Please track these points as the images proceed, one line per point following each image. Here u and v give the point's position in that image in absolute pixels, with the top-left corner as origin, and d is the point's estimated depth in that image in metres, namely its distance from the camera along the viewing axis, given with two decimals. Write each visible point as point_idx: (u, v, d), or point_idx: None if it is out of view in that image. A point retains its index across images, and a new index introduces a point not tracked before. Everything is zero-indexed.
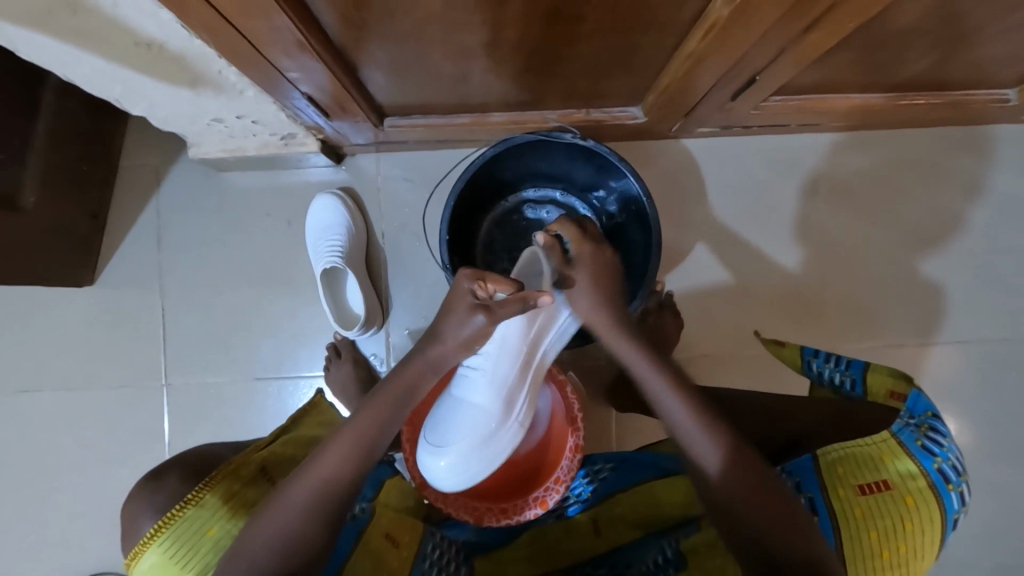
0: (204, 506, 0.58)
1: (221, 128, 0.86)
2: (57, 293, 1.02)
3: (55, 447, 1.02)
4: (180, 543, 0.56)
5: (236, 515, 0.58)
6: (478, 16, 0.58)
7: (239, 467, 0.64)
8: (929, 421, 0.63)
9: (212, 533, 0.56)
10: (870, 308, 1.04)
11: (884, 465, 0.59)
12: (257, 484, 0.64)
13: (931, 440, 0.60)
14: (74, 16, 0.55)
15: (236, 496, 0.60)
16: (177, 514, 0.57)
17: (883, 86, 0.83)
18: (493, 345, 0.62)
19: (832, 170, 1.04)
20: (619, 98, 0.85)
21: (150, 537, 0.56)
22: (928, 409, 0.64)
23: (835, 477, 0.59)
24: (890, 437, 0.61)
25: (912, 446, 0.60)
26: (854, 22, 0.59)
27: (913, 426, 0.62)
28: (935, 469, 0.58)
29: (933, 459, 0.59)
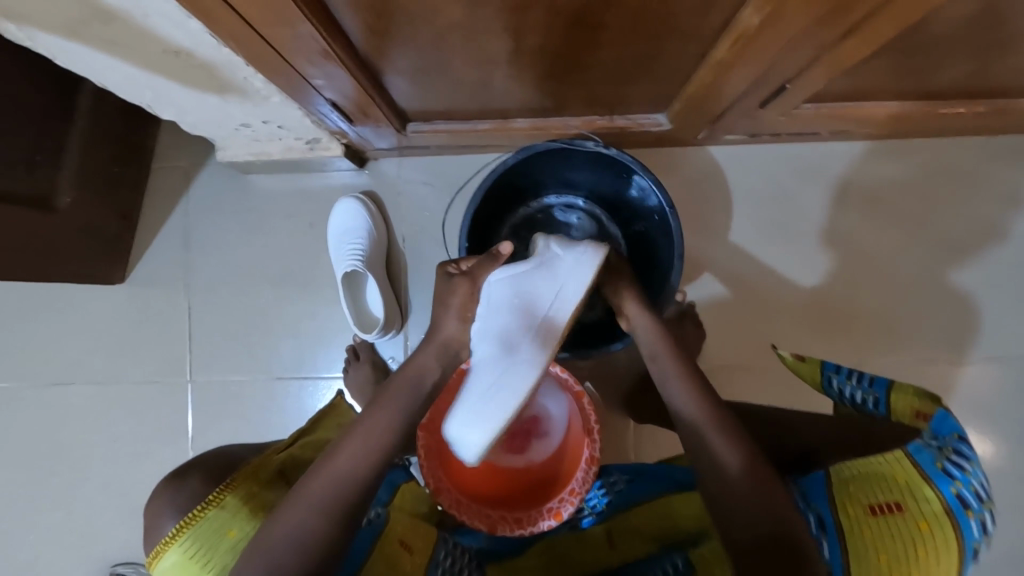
0: (224, 506, 0.58)
1: (247, 132, 0.87)
2: (90, 290, 1.06)
3: (85, 439, 1.05)
4: (200, 542, 0.56)
5: (254, 516, 0.58)
6: (501, 24, 0.58)
7: (258, 470, 0.64)
8: (954, 444, 0.56)
9: (231, 533, 0.56)
10: (902, 323, 1.00)
11: (897, 487, 0.55)
12: (276, 487, 0.64)
13: (953, 462, 0.55)
14: (107, 26, 0.57)
15: (256, 498, 0.60)
16: (198, 514, 0.57)
17: (920, 94, 0.80)
18: (483, 306, 0.59)
19: (865, 179, 1.01)
20: (644, 105, 0.83)
21: (173, 536, 0.57)
22: (955, 432, 0.57)
23: (844, 496, 0.56)
24: (905, 457, 0.56)
25: (928, 468, 0.55)
26: (893, 29, 0.57)
27: (934, 447, 0.56)
28: (954, 494, 0.53)
29: (951, 483, 0.54)
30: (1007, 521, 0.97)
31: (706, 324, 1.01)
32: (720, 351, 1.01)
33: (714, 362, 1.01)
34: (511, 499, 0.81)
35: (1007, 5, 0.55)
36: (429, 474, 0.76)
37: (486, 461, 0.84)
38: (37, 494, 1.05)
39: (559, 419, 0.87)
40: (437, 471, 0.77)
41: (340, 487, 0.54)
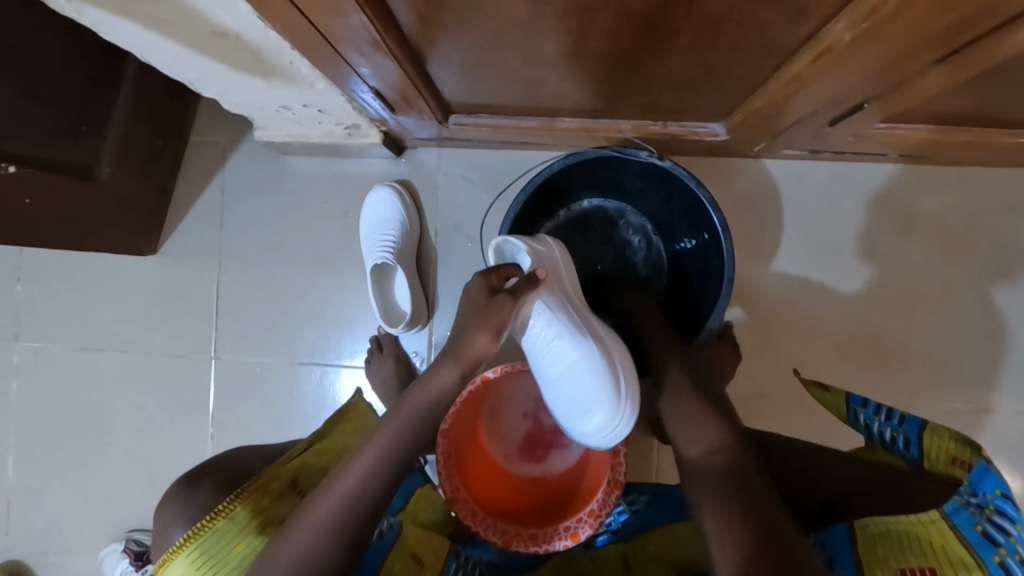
0: (233, 519, 0.53)
1: (288, 115, 0.85)
2: (124, 259, 1.06)
3: (112, 405, 1.06)
4: (206, 557, 0.51)
5: (264, 532, 0.54)
6: (564, 24, 0.53)
7: (270, 479, 0.58)
8: (996, 502, 0.48)
9: (240, 549, 0.52)
10: (955, 364, 0.93)
11: (933, 553, 0.48)
12: (288, 499, 0.59)
13: (996, 526, 0.47)
14: (155, 4, 0.54)
15: (266, 510, 0.56)
16: (204, 527, 0.52)
17: (1009, 123, 0.73)
18: (539, 319, 0.61)
19: (930, 207, 0.94)
20: (702, 114, 0.78)
21: (176, 548, 0.52)
22: (997, 489, 0.49)
23: (872, 561, 0.50)
24: (940, 518, 0.49)
25: (967, 531, 0.47)
26: (1003, 57, 0.51)
27: (973, 508, 0.48)
28: (996, 564, 0.46)
29: (994, 549, 0.46)
30: None
31: (742, 347, 0.96)
32: (755, 376, 0.96)
33: (748, 386, 0.96)
34: (527, 516, 0.79)
35: None
36: (447, 482, 0.75)
37: (505, 469, 0.85)
38: (64, 454, 1.07)
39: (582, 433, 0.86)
40: (456, 479, 0.76)
41: (360, 499, 0.53)
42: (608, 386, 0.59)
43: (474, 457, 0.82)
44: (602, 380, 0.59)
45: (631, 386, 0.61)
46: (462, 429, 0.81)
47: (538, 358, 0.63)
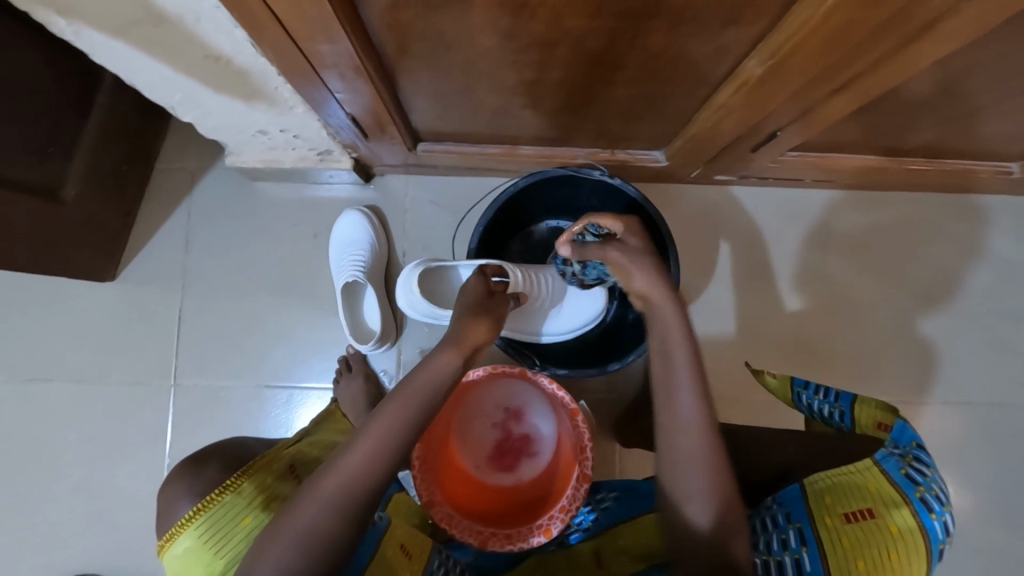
0: (240, 494, 0.62)
1: (263, 140, 0.90)
2: (79, 286, 1.04)
3: (58, 439, 1.01)
4: (213, 529, 0.59)
5: (268, 507, 0.62)
6: (527, 57, 0.62)
7: (271, 461, 0.68)
8: (913, 452, 0.59)
9: (246, 521, 0.60)
10: (873, 361, 1.06)
11: (869, 494, 0.57)
12: (287, 480, 0.68)
13: (915, 469, 0.58)
14: (156, 28, 0.60)
15: (268, 488, 0.64)
16: (214, 500, 0.61)
17: (893, 151, 0.88)
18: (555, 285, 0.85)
19: (841, 225, 1.08)
20: (645, 142, 0.89)
21: (187, 521, 0.60)
22: (914, 440, 0.60)
23: (821, 507, 0.58)
24: (873, 465, 0.59)
25: (895, 474, 0.57)
26: (876, 91, 0.63)
27: (897, 455, 0.59)
28: (918, 498, 0.56)
29: (916, 487, 0.56)
30: (967, 559, 1.01)
31: None
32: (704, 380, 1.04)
33: None
34: (502, 518, 0.80)
35: (975, 79, 0.62)
36: (422, 487, 0.76)
37: (476, 479, 0.86)
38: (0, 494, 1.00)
39: (548, 437, 0.88)
40: (431, 485, 0.77)
41: (347, 485, 0.55)
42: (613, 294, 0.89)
43: (446, 466, 0.83)
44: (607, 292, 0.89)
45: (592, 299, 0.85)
46: (435, 437, 0.82)
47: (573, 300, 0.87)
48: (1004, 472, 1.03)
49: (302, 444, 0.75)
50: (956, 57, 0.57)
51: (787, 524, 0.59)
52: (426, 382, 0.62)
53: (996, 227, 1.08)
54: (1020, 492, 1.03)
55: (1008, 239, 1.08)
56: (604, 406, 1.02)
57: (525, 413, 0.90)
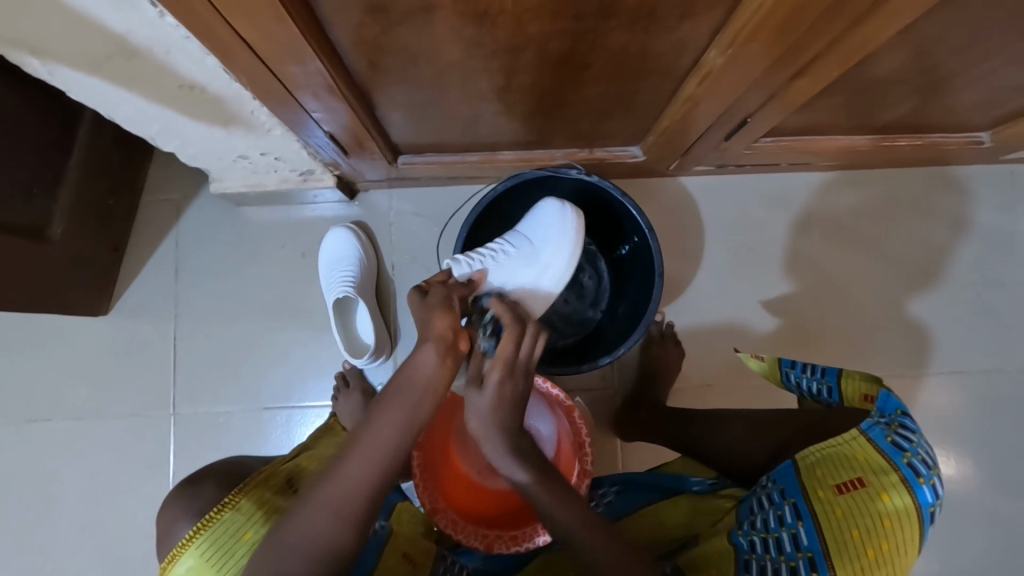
0: (239, 510, 0.63)
1: (245, 164, 0.91)
2: (72, 323, 1.05)
3: (59, 476, 1.01)
4: (214, 545, 0.60)
5: (268, 519, 0.62)
6: (494, 64, 0.63)
7: (268, 477, 0.69)
8: (899, 419, 0.61)
9: (246, 536, 0.60)
10: (863, 338, 1.07)
11: (858, 463, 0.58)
12: (286, 493, 0.69)
13: (901, 436, 0.59)
14: (129, 62, 0.62)
15: (267, 502, 0.65)
16: (214, 517, 0.62)
17: (863, 129, 0.89)
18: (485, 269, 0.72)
19: (822, 206, 1.09)
20: (621, 139, 0.90)
21: (188, 541, 0.61)
22: (898, 408, 0.62)
23: (812, 480, 0.59)
24: (859, 435, 0.60)
25: (882, 442, 0.59)
26: (837, 71, 0.65)
27: (883, 423, 0.60)
28: (905, 464, 0.57)
29: (902, 454, 0.58)
30: (971, 527, 1.02)
31: (685, 344, 1.06)
32: (699, 369, 1.05)
33: (694, 380, 1.05)
34: (507, 519, 0.81)
35: (929, 53, 0.64)
36: (425, 494, 0.78)
37: (478, 484, 0.85)
38: (6, 536, 1.00)
39: None
40: (434, 490, 0.79)
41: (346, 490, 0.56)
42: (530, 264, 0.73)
43: (446, 473, 0.84)
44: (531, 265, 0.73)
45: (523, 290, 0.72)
46: (434, 445, 0.84)
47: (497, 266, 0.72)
48: (1000, 438, 1.04)
49: (300, 459, 0.78)
50: (910, 32, 0.58)
51: (781, 500, 0.60)
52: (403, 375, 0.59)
53: (973, 196, 1.09)
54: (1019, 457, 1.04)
55: (987, 207, 1.09)
56: (602, 402, 1.03)
57: None
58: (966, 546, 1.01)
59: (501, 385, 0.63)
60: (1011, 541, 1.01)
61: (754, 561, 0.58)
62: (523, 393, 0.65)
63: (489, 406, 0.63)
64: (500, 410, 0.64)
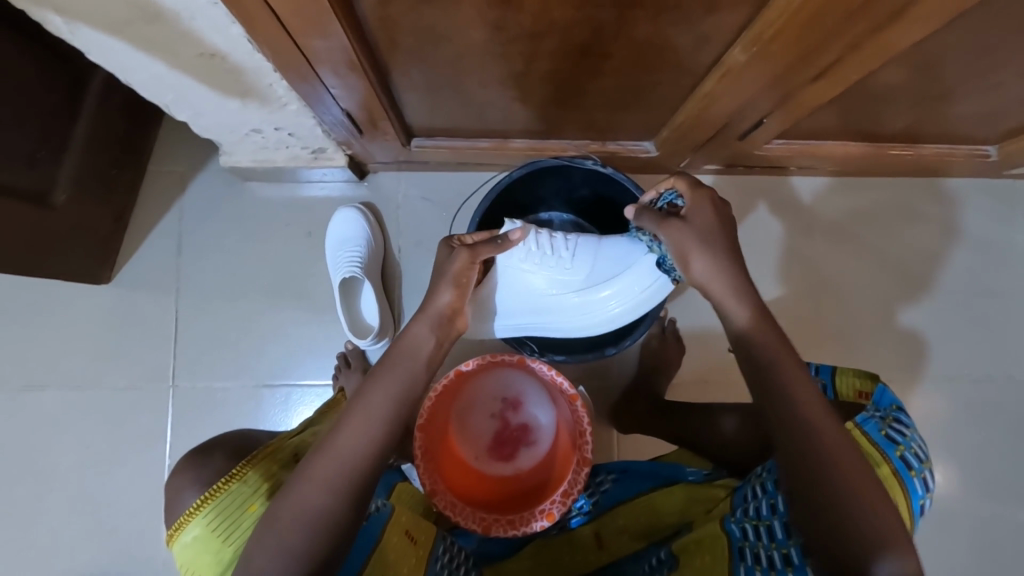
0: (246, 482, 0.64)
1: (257, 138, 0.91)
2: (74, 291, 1.04)
3: (56, 445, 1.01)
4: (221, 515, 0.61)
5: (272, 494, 0.63)
6: (516, 49, 0.63)
7: (275, 451, 0.70)
8: (894, 413, 0.63)
9: (252, 507, 0.61)
10: (860, 345, 1.08)
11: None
12: (290, 468, 0.70)
13: (895, 430, 0.61)
14: (151, 26, 0.61)
15: (273, 476, 0.66)
16: (221, 489, 0.63)
17: (873, 136, 0.90)
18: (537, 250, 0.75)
19: (827, 212, 1.10)
20: (634, 133, 0.91)
21: (195, 509, 0.62)
22: (893, 403, 0.65)
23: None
24: (856, 428, 0.60)
25: (875, 435, 0.60)
26: (856, 74, 0.65)
27: (878, 418, 0.62)
28: (898, 457, 0.58)
29: (895, 447, 0.59)
30: (955, 532, 1.04)
31: (685, 341, 1.07)
32: (697, 366, 1.07)
33: (693, 376, 1.06)
34: (505, 504, 0.82)
35: (945, 63, 0.65)
36: (426, 477, 0.78)
37: (477, 470, 0.87)
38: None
39: (547, 427, 0.89)
40: (434, 474, 0.79)
41: (356, 463, 0.57)
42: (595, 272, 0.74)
43: (446, 458, 0.84)
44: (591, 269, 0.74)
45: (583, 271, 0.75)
46: (434, 429, 0.83)
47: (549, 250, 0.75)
48: (989, 447, 1.07)
49: (305, 433, 0.78)
50: (931, 39, 0.59)
51: (774, 490, 0.59)
52: (407, 347, 0.63)
53: (974, 208, 1.11)
54: (1006, 467, 1.06)
55: (987, 220, 1.11)
56: (601, 394, 1.04)
57: (522, 403, 0.91)
58: (950, 551, 1.04)
59: (685, 229, 0.60)
60: (993, 548, 1.04)
61: (747, 550, 0.60)
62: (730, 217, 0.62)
63: (712, 220, 0.60)
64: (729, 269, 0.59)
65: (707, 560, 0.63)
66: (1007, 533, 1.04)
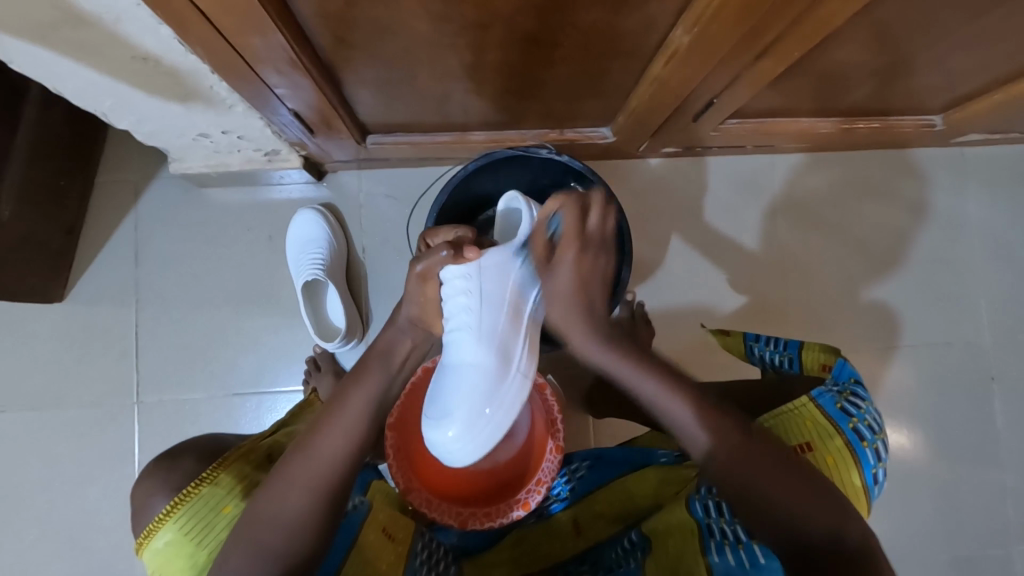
0: (218, 484, 0.63)
1: (206, 143, 0.88)
2: (27, 309, 1.00)
3: (19, 468, 0.98)
4: (194, 519, 0.60)
5: (247, 494, 0.63)
6: (462, 40, 0.63)
7: (248, 452, 0.69)
8: (851, 388, 0.65)
9: (227, 509, 0.60)
10: (824, 316, 1.11)
11: (807, 427, 0.62)
12: (265, 468, 0.69)
13: (850, 403, 0.63)
14: (76, 30, 0.59)
15: (247, 477, 0.65)
16: (192, 492, 0.61)
17: (825, 112, 0.92)
18: (472, 296, 0.62)
19: (787, 188, 1.12)
20: (591, 120, 0.91)
21: (166, 514, 0.60)
22: (852, 377, 0.67)
23: None
24: (810, 401, 0.64)
25: (830, 408, 0.63)
26: (800, 52, 0.66)
27: (834, 392, 0.65)
28: (850, 428, 0.61)
29: (848, 419, 0.61)
30: (921, 492, 1.08)
31: (655, 324, 1.08)
32: (668, 347, 1.08)
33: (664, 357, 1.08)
34: None
35: (885, 37, 0.66)
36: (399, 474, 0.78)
37: None
38: None
39: None
40: (408, 471, 0.79)
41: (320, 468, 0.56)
42: (477, 401, 0.58)
43: None
44: (478, 385, 0.58)
45: (514, 385, 0.59)
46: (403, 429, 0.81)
47: (451, 329, 0.63)
48: (949, 408, 1.11)
49: (278, 435, 0.77)
50: (867, 15, 0.60)
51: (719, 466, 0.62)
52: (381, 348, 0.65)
53: (926, 178, 1.14)
54: (966, 426, 1.10)
55: (939, 189, 1.14)
56: (575, 381, 1.05)
57: None
58: (916, 509, 1.08)
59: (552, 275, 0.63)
60: (957, 504, 1.08)
61: (713, 526, 0.59)
62: (603, 268, 0.65)
63: (568, 283, 0.62)
64: (582, 306, 0.63)
65: (677, 538, 0.62)
66: (969, 489, 1.09)
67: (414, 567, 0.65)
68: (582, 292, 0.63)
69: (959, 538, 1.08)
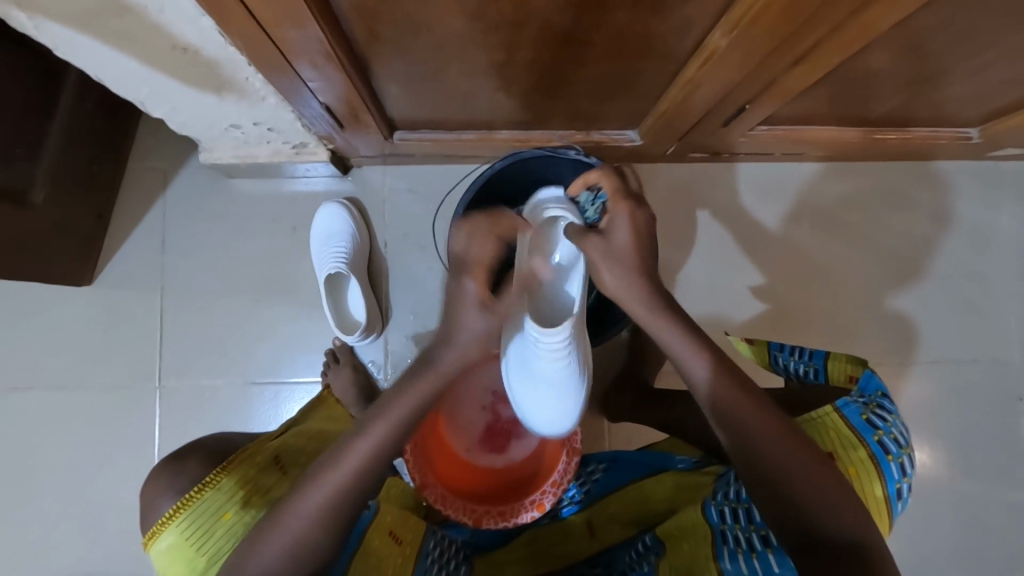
0: (220, 489, 0.62)
1: (236, 134, 0.89)
2: (57, 292, 1.02)
3: (43, 447, 1.00)
4: (195, 524, 0.60)
5: (248, 501, 0.63)
6: (496, 37, 0.63)
7: (253, 454, 0.69)
8: (878, 400, 0.64)
9: (227, 516, 0.61)
10: (847, 327, 1.09)
11: (830, 436, 0.61)
12: (269, 471, 0.68)
13: (876, 415, 0.61)
14: (119, 20, 0.60)
15: (250, 482, 0.65)
16: (195, 496, 0.62)
17: (856, 121, 0.90)
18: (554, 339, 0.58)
19: (814, 196, 1.11)
20: (619, 122, 0.90)
21: (169, 518, 0.61)
22: (879, 389, 0.65)
23: None
24: (833, 411, 0.63)
25: (854, 419, 0.61)
26: (837, 58, 0.65)
27: (860, 403, 0.63)
28: (875, 441, 0.59)
29: (874, 431, 0.60)
30: (941, 511, 1.06)
31: None
32: None
33: None
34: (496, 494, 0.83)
35: (925, 45, 0.64)
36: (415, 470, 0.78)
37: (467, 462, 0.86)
38: None
39: None
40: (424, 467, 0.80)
41: (340, 460, 0.56)
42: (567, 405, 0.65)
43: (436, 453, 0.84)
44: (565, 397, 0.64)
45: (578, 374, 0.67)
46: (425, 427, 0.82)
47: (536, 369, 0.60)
48: (973, 426, 1.08)
49: (287, 436, 0.77)
50: (909, 23, 0.59)
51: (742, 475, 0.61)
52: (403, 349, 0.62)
53: (958, 191, 1.12)
54: (991, 445, 1.08)
55: (971, 202, 1.12)
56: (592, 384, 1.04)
57: None
58: (935, 528, 1.05)
59: (603, 246, 0.58)
60: (979, 525, 1.06)
61: (728, 533, 0.60)
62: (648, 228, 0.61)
63: (626, 247, 0.58)
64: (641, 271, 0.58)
65: (688, 545, 0.62)
66: (992, 511, 1.06)
67: (423, 567, 0.66)
68: (639, 264, 0.59)
69: (979, 560, 1.05)
